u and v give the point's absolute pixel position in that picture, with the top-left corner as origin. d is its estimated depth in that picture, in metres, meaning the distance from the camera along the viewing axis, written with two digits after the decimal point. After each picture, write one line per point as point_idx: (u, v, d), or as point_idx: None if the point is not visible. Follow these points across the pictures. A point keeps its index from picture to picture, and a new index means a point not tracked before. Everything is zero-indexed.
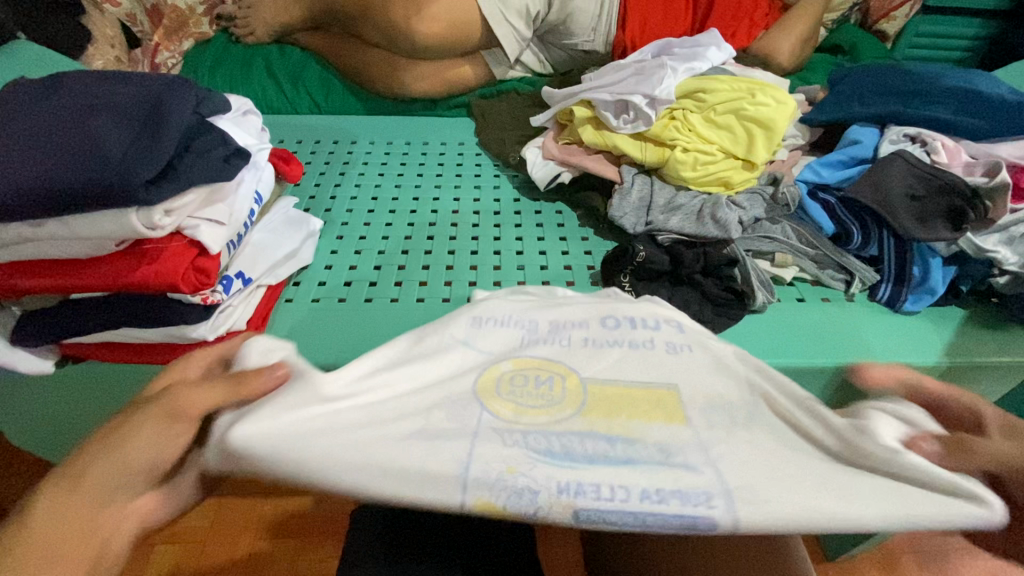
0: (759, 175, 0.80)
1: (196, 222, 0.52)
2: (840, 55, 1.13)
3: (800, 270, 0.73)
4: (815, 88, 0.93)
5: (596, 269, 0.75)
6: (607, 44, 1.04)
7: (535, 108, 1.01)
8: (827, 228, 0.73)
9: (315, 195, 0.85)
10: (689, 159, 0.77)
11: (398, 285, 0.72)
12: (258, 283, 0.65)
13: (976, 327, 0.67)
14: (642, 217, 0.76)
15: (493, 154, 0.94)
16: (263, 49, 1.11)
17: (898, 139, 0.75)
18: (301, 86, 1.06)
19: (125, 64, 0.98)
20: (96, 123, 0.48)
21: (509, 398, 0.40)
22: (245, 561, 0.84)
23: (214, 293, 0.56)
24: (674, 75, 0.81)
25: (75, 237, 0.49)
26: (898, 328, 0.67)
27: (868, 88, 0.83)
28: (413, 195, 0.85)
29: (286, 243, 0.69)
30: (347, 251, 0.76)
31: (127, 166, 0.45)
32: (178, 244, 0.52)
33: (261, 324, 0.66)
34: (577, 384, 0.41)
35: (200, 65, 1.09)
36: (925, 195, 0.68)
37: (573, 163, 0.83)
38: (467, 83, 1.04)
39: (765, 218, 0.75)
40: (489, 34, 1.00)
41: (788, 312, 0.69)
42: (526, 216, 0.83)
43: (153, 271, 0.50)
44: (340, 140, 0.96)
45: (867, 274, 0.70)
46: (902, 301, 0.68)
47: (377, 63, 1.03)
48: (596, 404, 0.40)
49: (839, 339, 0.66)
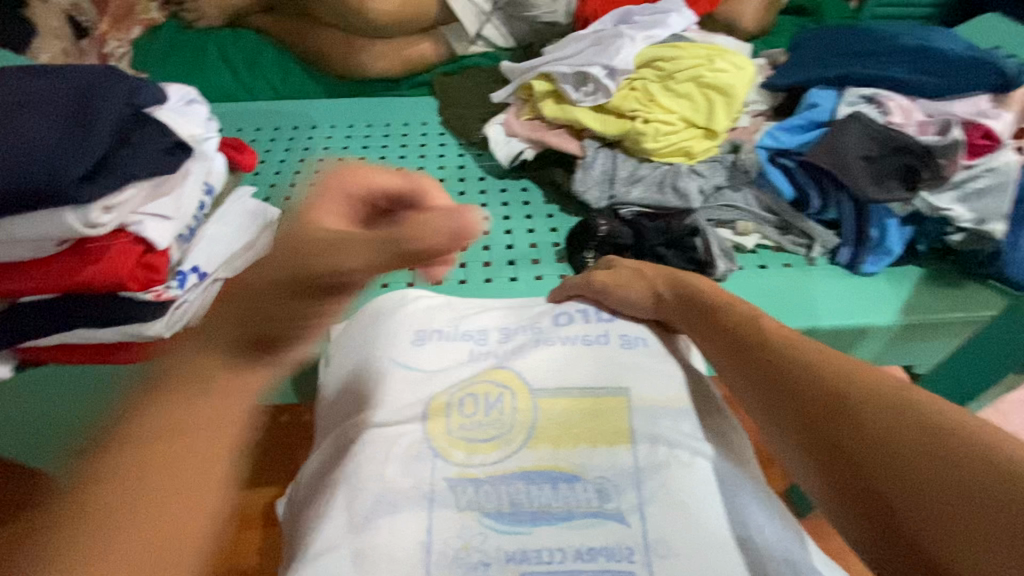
0: (721, 143, 0.79)
1: (140, 218, 0.52)
2: (805, 17, 1.12)
3: (762, 237, 0.73)
4: (778, 51, 0.92)
5: (562, 246, 0.75)
6: (568, 15, 1.00)
7: (498, 85, 0.99)
8: (787, 193, 0.73)
9: (275, 183, 0.84)
10: (651, 130, 0.76)
11: (362, 270, 0.72)
12: (215, 277, 0.64)
13: (932, 285, 0.69)
14: (605, 191, 0.76)
15: (455, 133, 0.92)
16: (215, 34, 1.07)
17: (854, 101, 0.75)
18: (257, 72, 1.03)
19: (69, 57, 0.93)
20: (19, 121, 0.46)
21: (459, 435, 0.45)
22: (226, 553, 0.84)
23: (167, 289, 0.56)
24: (632, 44, 0.80)
25: (14, 239, 0.47)
26: (857, 290, 0.68)
27: (826, 51, 0.83)
28: (375, 179, 0.84)
29: (243, 233, 0.68)
30: (309, 239, 0.75)
31: (54, 164, 0.44)
32: (124, 242, 0.51)
33: (222, 320, 0.64)
34: (527, 406, 0.46)
35: (149, 55, 1.04)
36: (881, 156, 0.68)
37: (536, 139, 0.82)
38: (427, 61, 1.02)
39: (726, 186, 0.75)
40: (448, 9, 0.98)
41: (750, 279, 0.70)
42: (490, 196, 0.82)
43: (98, 270, 0.50)
44: (300, 125, 0.94)
45: (827, 238, 0.71)
46: (862, 263, 0.69)
47: (333, 45, 1.00)
48: (546, 427, 0.45)
49: (798, 306, 0.66)
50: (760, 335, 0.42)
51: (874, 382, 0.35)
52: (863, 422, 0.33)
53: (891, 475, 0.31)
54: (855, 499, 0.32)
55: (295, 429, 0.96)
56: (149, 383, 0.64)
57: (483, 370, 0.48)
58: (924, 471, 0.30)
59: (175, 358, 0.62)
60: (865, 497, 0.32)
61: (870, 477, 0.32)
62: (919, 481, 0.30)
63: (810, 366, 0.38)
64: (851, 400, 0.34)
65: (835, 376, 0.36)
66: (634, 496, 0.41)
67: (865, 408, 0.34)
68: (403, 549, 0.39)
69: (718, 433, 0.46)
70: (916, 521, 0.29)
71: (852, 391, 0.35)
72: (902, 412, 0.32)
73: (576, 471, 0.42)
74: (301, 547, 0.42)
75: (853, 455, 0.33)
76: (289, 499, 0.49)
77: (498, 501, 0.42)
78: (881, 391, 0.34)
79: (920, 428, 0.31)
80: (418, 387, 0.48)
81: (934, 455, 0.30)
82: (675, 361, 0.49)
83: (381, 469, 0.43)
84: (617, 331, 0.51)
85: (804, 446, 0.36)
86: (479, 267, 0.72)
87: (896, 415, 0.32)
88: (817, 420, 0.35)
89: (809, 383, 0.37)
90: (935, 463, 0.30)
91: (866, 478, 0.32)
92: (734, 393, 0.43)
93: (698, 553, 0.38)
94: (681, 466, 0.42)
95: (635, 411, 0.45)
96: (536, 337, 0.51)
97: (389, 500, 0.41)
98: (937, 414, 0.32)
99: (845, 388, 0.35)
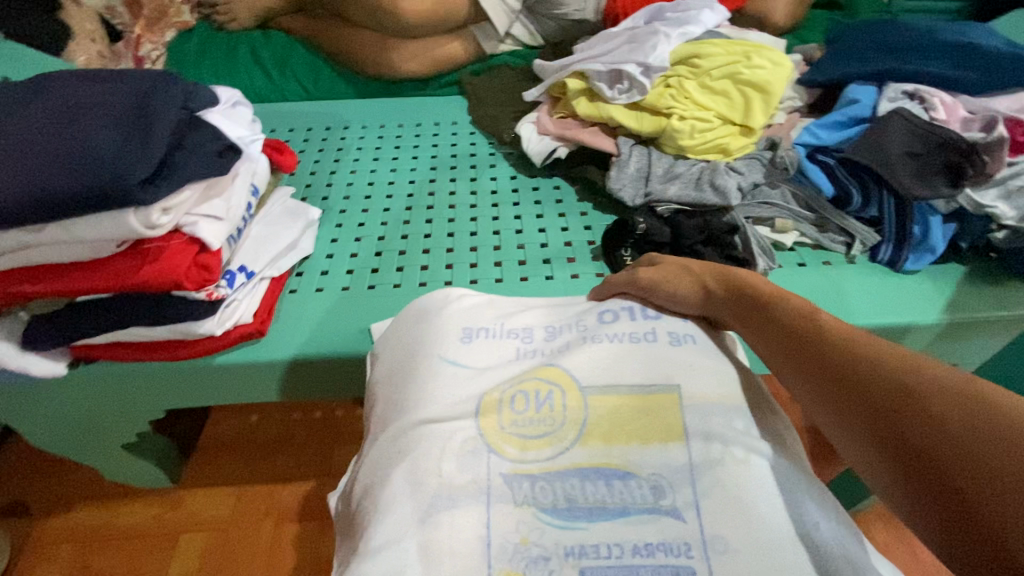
0: (757, 140, 0.79)
1: (194, 218, 0.53)
2: (836, 11, 1.11)
3: (800, 234, 0.73)
4: (812, 47, 0.91)
5: (597, 244, 0.75)
6: (598, 12, 0.98)
7: (527, 83, 1.00)
8: (826, 190, 0.72)
9: (311, 182, 0.85)
10: (687, 127, 0.75)
11: (399, 268, 0.72)
12: (261, 276, 0.65)
13: (976, 282, 0.68)
14: (641, 188, 0.76)
15: (487, 132, 0.93)
16: (247, 35, 1.09)
17: (894, 96, 0.74)
18: (288, 72, 1.04)
19: (108, 60, 0.95)
20: (82, 125, 0.47)
21: (512, 431, 0.45)
22: (264, 546, 0.86)
23: (217, 287, 0.57)
24: (667, 41, 0.79)
25: (77, 240, 0.49)
26: (899, 288, 0.68)
27: (863, 45, 0.82)
28: (409, 178, 0.85)
29: (285, 233, 0.70)
30: (347, 238, 0.76)
31: (118, 167, 0.45)
32: (179, 242, 0.52)
33: (267, 318, 0.65)
34: (578, 402, 0.46)
35: (184, 56, 1.06)
36: (924, 152, 0.68)
37: (570, 137, 0.82)
38: (457, 60, 1.03)
39: (764, 184, 0.75)
40: (477, 8, 0.98)
41: (789, 277, 0.69)
42: (523, 194, 0.83)
43: (154, 270, 0.51)
44: (332, 125, 0.95)
45: (868, 235, 0.70)
46: (903, 261, 0.69)
47: (363, 45, 1.01)
48: (598, 424, 0.45)
49: (839, 304, 0.66)
50: (818, 331, 0.42)
51: (942, 377, 0.35)
52: (933, 416, 0.33)
53: (966, 467, 0.30)
54: (923, 491, 0.32)
55: (328, 424, 0.98)
56: (196, 379, 0.66)
57: (532, 367, 0.49)
58: (1001, 465, 0.29)
59: (221, 355, 0.64)
60: (935, 489, 0.31)
61: (942, 469, 0.31)
62: (996, 474, 0.29)
63: (873, 361, 0.38)
64: (920, 394, 0.34)
65: (900, 370, 0.36)
66: (689, 493, 0.41)
67: (936, 401, 0.33)
68: (463, 543, 0.40)
69: (770, 430, 0.46)
70: (991, 514, 0.29)
71: (920, 385, 0.35)
72: (977, 408, 0.32)
73: (629, 468, 0.43)
74: (361, 539, 0.42)
75: (921, 444, 0.33)
76: (341, 493, 0.50)
77: (553, 497, 0.42)
78: (951, 385, 0.34)
79: (995, 422, 0.31)
80: (468, 383, 0.48)
81: (1011, 449, 0.29)
82: (724, 358, 0.50)
83: (437, 465, 0.43)
84: (664, 328, 0.51)
85: (867, 438, 0.35)
86: (515, 265, 0.73)
87: (969, 409, 0.32)
88: (882, 413, 0.35)
89: (873, 377, 0.37)
90: (1013, 457, 0.29)
91: (937, 471, 0.32)
92: (790, 388, 0.43)
93: (758, 549, 0.38)
94: (735, 464, 0.42)
95: (687, 408, 0.45)
96: (583, 333, 0.51)
97: (446, 495, 0.42)
98: (1012, 409, 0.31)
99: (912, 382, 0.35)
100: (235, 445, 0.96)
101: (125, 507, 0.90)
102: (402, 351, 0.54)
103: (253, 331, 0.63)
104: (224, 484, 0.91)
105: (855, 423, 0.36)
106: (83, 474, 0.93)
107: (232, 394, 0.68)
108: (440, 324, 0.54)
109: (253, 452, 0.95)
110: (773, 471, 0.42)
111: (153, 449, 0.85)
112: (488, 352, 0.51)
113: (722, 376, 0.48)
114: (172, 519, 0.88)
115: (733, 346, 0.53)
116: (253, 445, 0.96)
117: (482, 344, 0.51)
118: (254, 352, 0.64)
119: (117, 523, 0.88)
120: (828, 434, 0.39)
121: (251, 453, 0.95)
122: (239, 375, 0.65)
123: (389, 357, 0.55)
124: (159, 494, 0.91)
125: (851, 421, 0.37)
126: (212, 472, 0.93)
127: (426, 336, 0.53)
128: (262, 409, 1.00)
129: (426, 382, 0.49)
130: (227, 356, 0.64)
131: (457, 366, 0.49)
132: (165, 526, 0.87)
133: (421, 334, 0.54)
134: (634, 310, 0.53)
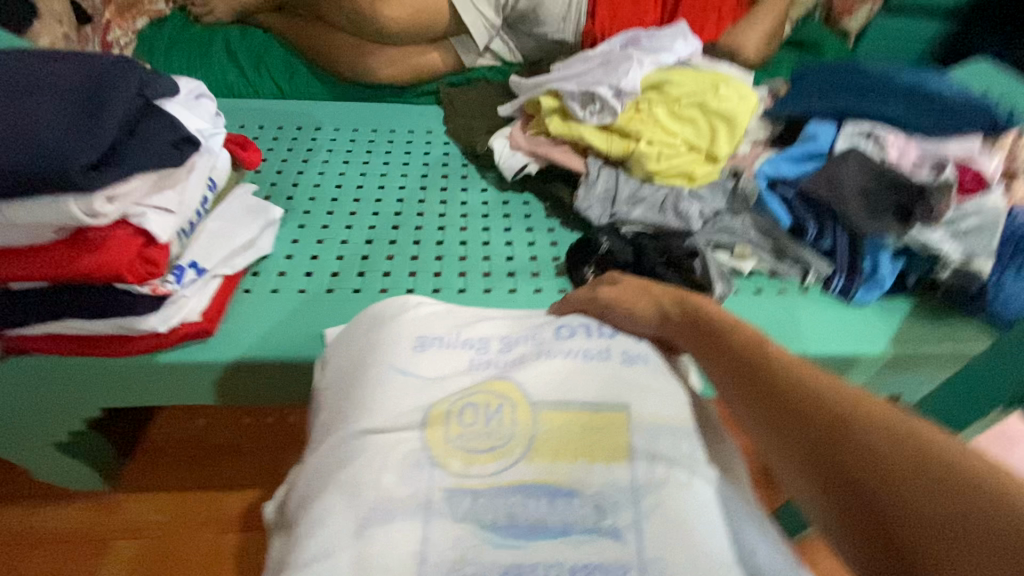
0: (722, 168, 0.81)
1: (143, 210, 0.50)
2: (803, 51, 1.15)
3: (758, 262, 0.74)
4: (779, 82, 0.94)
5: (562, 260, 0.76)
6: (577, 34, 1.02)
7: (503, 97, 1.00)
8: (784, 221, 0.74)
9: (276, 181, 0.83)
10: (654, 151, 0.77)
11: (361, 273, 0.71)
12: (213, 274, 0.63)
13: (921, 318, 0.70)
14: (607, 208, 0.77)
15: (460, 142, 0.93)
16: (223, 30, 1.07)
17: (852, 135, 0.77)
18: (263, 70, 1.03)
19: (73, 43, 0.92)
20: (29, 105, 0.45)
21: (458, 444, 0.44)
22: (201, 557, 0.82)
23: (163, 283, 0.56)
24: (639, 67, 0.82)
25: (12, 224, 0.46)
26: (849, 319, 0.70)
27: (826, 85, 0.86)
28: (378, 183, 0.84)
29: (242, 231, 0.68)
30: (309, 240, 0.75)
31: (63, 149, 0.43)
32: (123, 233, 0.50)
33: (217, 317, 0.63)
34: (527, 417, 0.46)
35: (155, 46, 1.03)
36: (876, 190, 0.70)
37: (541, 154, 0.83)
38: (435, 70, 1.03)
39: (726, 211, 0.76)
40: (458, 20, 0.99)
41: (746, 302, 0.71)
42: (493, 206, 0.83)
43: (95, 261, 0.48)
44: (304, 125, 0.94)
45: (822, 266, 0.72)
46: (854, 293, 0.71)
47: (341, 48, 1.00)
48: (545, 441, 0.45)
49: (793, 332, 0.67)
50: (762, 357, 0.43)
51: (875, 408, 0.36)
52: (866, 445, 0.34)
53: (892, 497, 0.31)
54: (853, 519, 0.33)
55: (279, 431, 0.95)
56: (138, 378, 0.63)
57: (485, 379, 0.48)
58: (929, 501, 0.30)
59: (165, 353, 0.61)
60: (863, 518, 0.32)
61: (873, 500, 0.32)
62: (921, 506, 0.30)
63: (812, 389, 0.39)
64: (855, 424, 0.35)
65: (835, 401, 0.37)
66: (631, 513, 0.41)
67: (868, 432, 0.34)
68: (398, 558, 0.39)
69: (715, 453, 0.46)
70: (922, 549, 0.30)
71: (855, 416, 0.36)
72: (905, 439, 0.33)
73: (574, 487, 0.42)
74: (292, 551, 0.41)
75: (853, 472, 0.34)
76: (279, 501, 0.48)
77: (495, 513, 0.41)
78: (882, 415, 0.35)
79: (923, 457, 0.32)
80: (418, 393, 0.47)
81: (937, 483, 0.31)
82: (675, 380, 0.50)
83: (378, 476, 0.42)
84: (619, 347, 0.51)
85: (803, 464, 0.36)
86: (479, 276, 0.73)
87: (897, 443, 0.33)
88: (818, 440, 0.36)
89: (810, 404, 0.38)
90: (938, 491, 0.30)
91: (866, 500, 0.32)
92: (733, 411, 0.43)
93: (695, 573, 0.38)
94: (679, 486, 0.42)
95: (635, 428, 0.45)
96: (537, 347, 0.51)
97: (385, 508, 0.41)
98: (937, 443, 0.33)
99: (849, 410, 0.36)
100: (178, 449, 0.92)
101: (54, 511, 0.84)
102: (352, 356, 0.52)
103: (200, 330, 0.61)
104: (163, 490, 0.87)
105: (793, 448, 0.37)
106: (10, 474, 0.88)
107: (173, 394, 0.65)
108: (394, 331, 0.53)
109: (197, 457, 0.91)
110: (715, 495, 0.43)
111: (89, 450, 0.80)
112: (441, 363, 0.50)
113: (673, 398, 0.48)
114: (105, 524, 0.83)
115: (686, 369, 0.54)
116: (197, 450, 0.92)
117: (436, 354, 0.51)
118: (200, 352, 0.62)
119: (42, 527, 0.83)
120: (766, 459, 0.40)
121: (194, 458, 0.91)
122: (182, 376, 0.62)
123: (338, 362, 0.53)
124: (91, 498, 0.86)
125: (788, 446, 0.37)
126: (151, 476, 0.88)
127: (378, 343, 0.52)
128: (210, 412, 0.96)
129: (373, 391, 0.47)
130: (171, 355, 0.61)
131: (408, 375, 0.48)
132: (94, 533, 0.82)
133: (372, 340, 0.52)
134: (591, 328, 0.53)
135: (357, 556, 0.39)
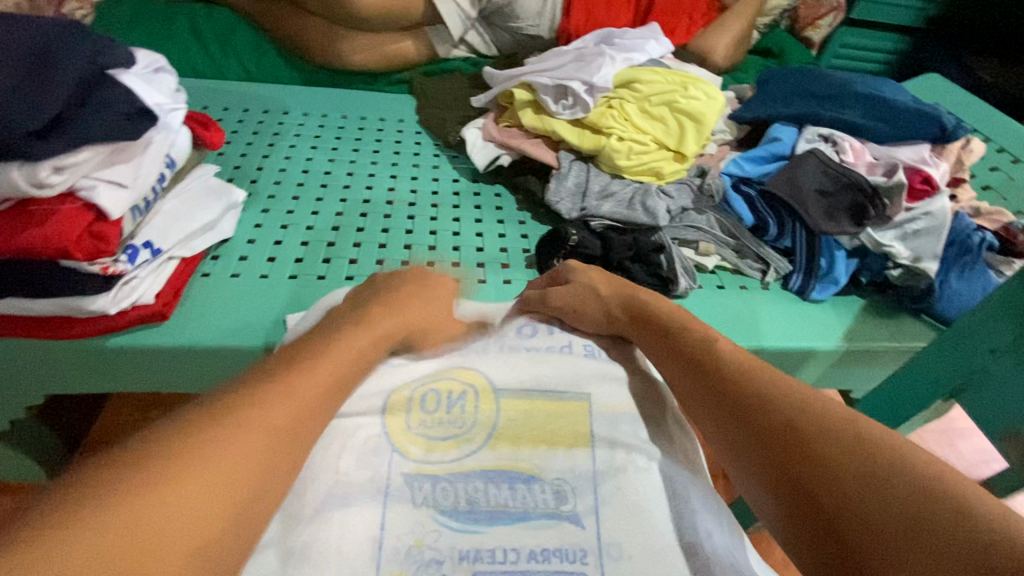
0: (689, 167, 0.83)
1: (92, 182, 0.49)
2: (770, 58, 1.19)
3: (721, 258, 0.76)
4: (745, 86, 0.97)
5: (532, 252, 0.76)
6: (552, 30, 1.02)
7: (477, 90, 1.00)
8: (747, 219, 0.77)
9: (240, 164, 0.81)
10: (624, 147, 0.78)
11: (327, 260, 0.70)
12: (170, 255, 0.61)
13: (872, 315, 0.74)
14: (577, 203, 0.77)
15: (432, 133, 0.92)
16: (188, 7, 1.03)
17: (811, 138, 0.81)
18: (229, 50, 0.99)
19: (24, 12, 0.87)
20: None
21: (420, 431, 0.44)
22: None
23: (115, 262, 0.53)
24: (611, 63, 0.83)
25: None
26: (805, 315, 0.72)
27: (789, 90, 0.89)
28: (347, 170, 0.83)
29: (202, 213, 0.66)
30: (273, 225, 0.73)
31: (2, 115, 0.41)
32: (71, 207, 0.48)
33: (172, 300, 0.60)
34: (490, 407, 0.46)
35: (114, 19, 0.99)
36: (833, 191, 0.73)
37: (513, 146, 0.83)
38: (409, 59, 1.02)
39: (692, 209, 0.78)
40: (434, 10, 0.98)
41: (708, 298, 0.72)
42: (463, 198, 0.82)
43: (39, 234, 0.46)
44: (271, 109, 0.92)
45: (781, 264, 0.75)
46: (810, 290, 0.73)
47: (312, 31, 0.98)
48: (507, 428, 0.45)
49: (752, 326, 0.69)
50: (719, 361, 0.43)
51: (827, 413, 0.36)
52: (816, 445, 0.34)
53: (838, 493, 0.32)
54: (800, 514, 0.33)
55: None
56: (83, 363, 0.60)
57: (452, 369, 0.49)
58: (872, 498, 0.31)
59: (114, 337, 0.58)
60: (809, 513, 0.33)
61: (819, 496, 0.33)
62: (864, 503, 0.31)
63: (765, 391, 0.39)
64: (806, 426, 0.36)
65: (788, 406, 0.38)
66: (590, 499, 0.41)
67: (819, 435, 0.35)
68: (353, 543, 0.37)
69: (675, 440, 0.47)
70: (867, 547, 0.30)
71: (806, 419, 0.36)
72: (854, 441, 0.34)
73: (535, 473, 0.43)
74: None
75: (801, 468, 0.34)
76: None
77: (455, 499, 0.41)
78: (832, 420, 0.36)
79: (871, 460, 0.32)
80: (382, 378, 0.47)
81: (883, 484, 0.31)
82: (638, 370, 0.51)
83: (336, 461, 0.41)
84: (581, 345, 0.53)
85: (754, 461, 0.37)
86: (448, 265, 0.72)
87: (849, 446, 0.34)
88: (769, 438, 0.37)
89: (763, 407, 0.38)
90: (883, 491, 0.31)
91: (812, 496, 0.33)
92: (690, 414, 0.44)
93: (651, 558, 0.38)
94: (637, 472, 0.43)
95: (597, 417, 0.46)
96: (502, 340, 0.52)
97: (342, 493, 0.40)
98: (886, 447, 0.33)
99: (801, 412, 0.37)
100: None
101: None
102: None
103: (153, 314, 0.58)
104: None
105: (746, 448, 0.38)
106: None
107: (121, 381, 0.62)
108: None
109: None
110: (673, 480, 0.43)
111: (29, 441, 0.76)
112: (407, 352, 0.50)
113: (635, 389, 0.49)
114: None
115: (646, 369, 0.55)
116: None
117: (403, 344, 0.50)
118: (151, 336, 0.59)
119: None
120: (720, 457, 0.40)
121: None
122: (132, 361, 0.60)
123: None
124: (31, 492, 0.81)
125: (742, 446, 0.38)
126: None
127: None
128: (165, 403, 0.92)
129: None
130: (121, 339, 0.58)
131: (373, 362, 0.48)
132: None
133: None
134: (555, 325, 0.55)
135: (308, 538, 0.37)
